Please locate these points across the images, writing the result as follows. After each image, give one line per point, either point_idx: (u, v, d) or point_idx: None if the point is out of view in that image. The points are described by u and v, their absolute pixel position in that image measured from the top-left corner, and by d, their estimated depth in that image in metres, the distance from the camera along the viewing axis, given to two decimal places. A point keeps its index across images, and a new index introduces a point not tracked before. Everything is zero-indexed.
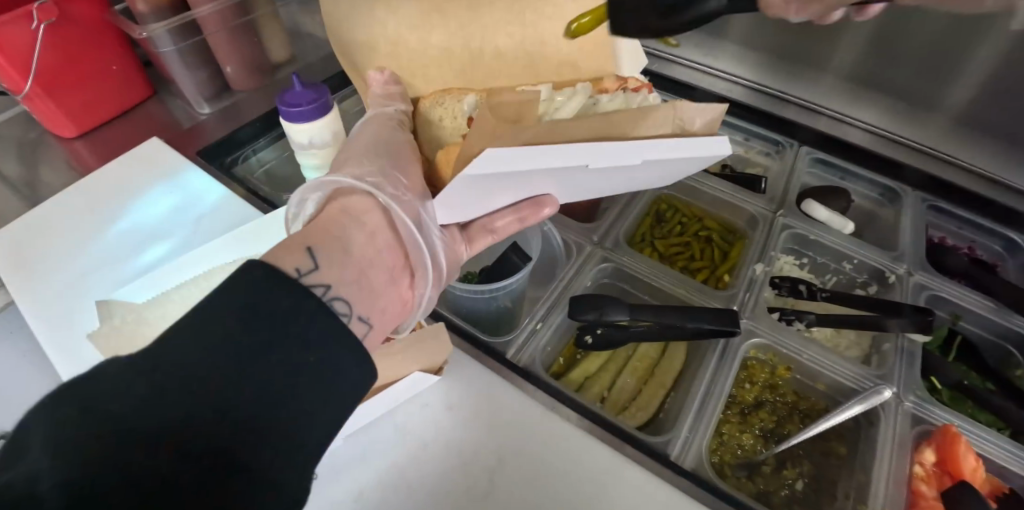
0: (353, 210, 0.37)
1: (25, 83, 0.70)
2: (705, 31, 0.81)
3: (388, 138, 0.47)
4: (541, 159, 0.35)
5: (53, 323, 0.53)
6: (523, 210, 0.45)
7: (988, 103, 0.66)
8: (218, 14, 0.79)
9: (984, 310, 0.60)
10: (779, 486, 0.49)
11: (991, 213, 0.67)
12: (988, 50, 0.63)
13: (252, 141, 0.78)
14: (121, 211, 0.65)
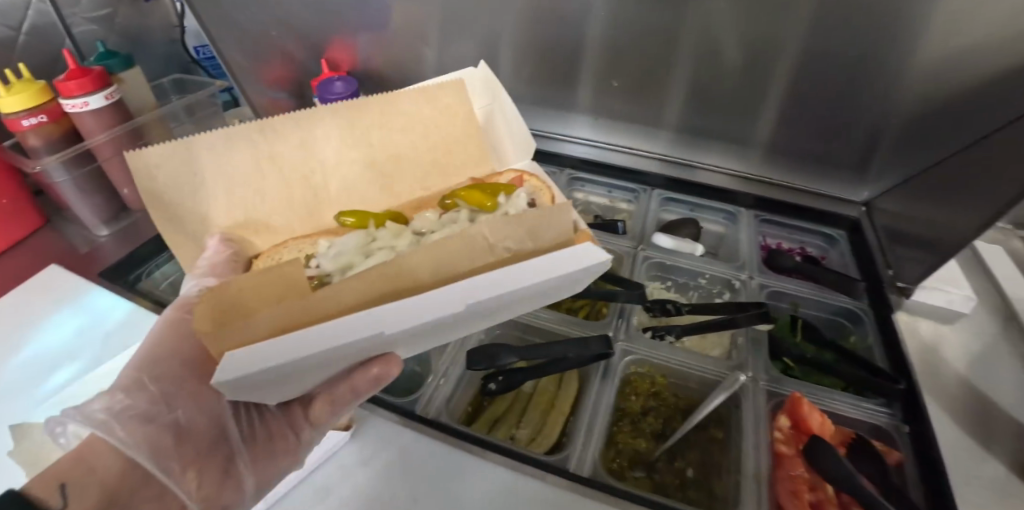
0: (103, 446, 0.42)
1: None
2: (558, 109, 0.96)
3: (180, 357, 0.50)
4: (328, 339, 0.38)
5: None
6: (356, 383, 0.45)
7: (786, 133, 0.84)
8: (113, 141, 0.85)
9: (816, 294, 0.75)
10: (674, 477, 0.55)
11: (810, 217, 0.88)
12: (775, 88, 0.80)
13: (154, 256, 0.81)
14: (21, 343, 0.65)
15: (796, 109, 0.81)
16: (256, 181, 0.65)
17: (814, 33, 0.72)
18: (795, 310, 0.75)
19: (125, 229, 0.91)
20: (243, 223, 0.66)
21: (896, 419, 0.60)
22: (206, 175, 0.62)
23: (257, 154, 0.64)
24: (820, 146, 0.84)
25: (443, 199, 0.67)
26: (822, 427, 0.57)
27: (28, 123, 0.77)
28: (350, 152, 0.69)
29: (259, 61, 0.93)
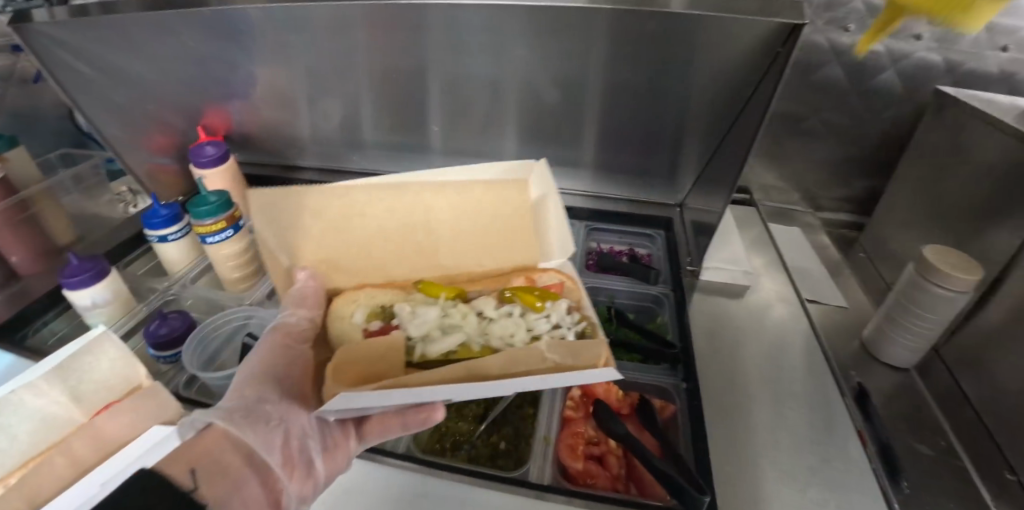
0: (228, 436, 0.49)
1: None
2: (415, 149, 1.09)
3: (285, 362, 0.59)
4: (392, 395, 0.47)
5: None
6: (409, 419, 0.55)
7: (604, 156, 1.00)
8: (1, 214, 0.93)
9: (623, 286, 0.91)
10: (489, 450, 0.66)
11: (633, 221, 1.05)
12: (588, 127, 0.95)
13: (40, 314, 0.88)
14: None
15: (614, 134, 0.95)
16: (344, 225, 0.69)
17: (612, 74, 0.84)
18: (611, 301, 0.91)
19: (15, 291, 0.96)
20: (324, 259, 0.70)
21: (677, 379, 0.73)
22: (291, 219, 0.68)
23: (345, 206, 0.69)
24: (637, 162, 0.99)
25: (504, 291, 0.67)
26: (609, 394, 0.72)
27: None
28: (383, 200, 0.70)
29: (140, 133, 1.08)
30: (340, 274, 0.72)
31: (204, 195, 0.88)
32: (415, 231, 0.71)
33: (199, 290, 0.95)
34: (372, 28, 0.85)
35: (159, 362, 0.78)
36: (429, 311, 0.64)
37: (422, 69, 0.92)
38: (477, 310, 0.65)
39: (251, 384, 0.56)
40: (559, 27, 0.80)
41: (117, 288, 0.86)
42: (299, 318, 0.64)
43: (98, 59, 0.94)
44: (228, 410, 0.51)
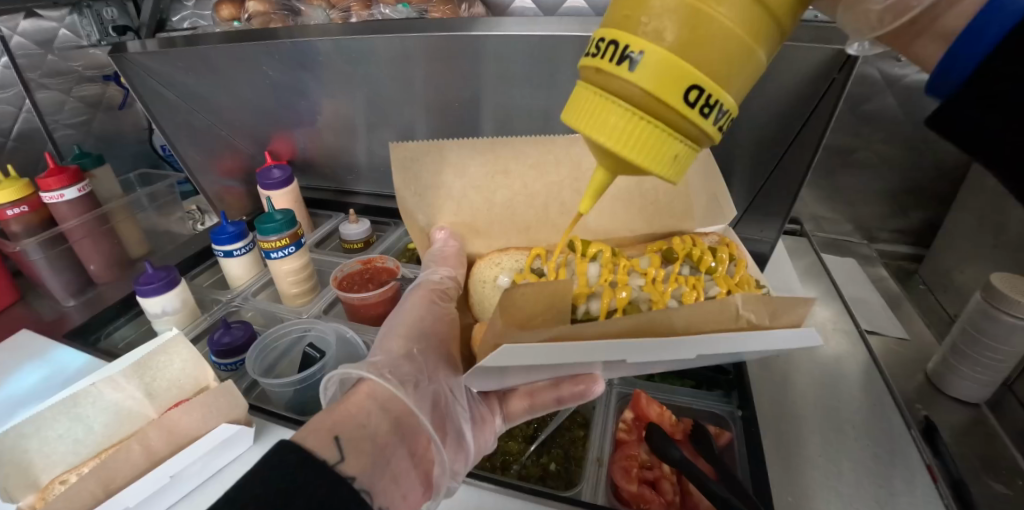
0: (380, 394, 0.50)
1: None
2: None
3: (433, 313, 0.64)
4: (566, 355, 0.46)
5: None
6: (564, 393, 0.56)
7: None
8: (84, 225, 1.01)
9: None
10: (538, 471, 0.65)
11: None
12: None
13: (112, 320, 0.94)
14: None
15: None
16: (488, 186, 0.73)
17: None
18: None
19: (89, 299, 1.04)
20: (465, 221, 0.78)
21: (732, 406, 0.69)
22: (433, 179, 0.72)
23: (489, 166, 0.72)
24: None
25: (670, 250, 0.70)
26: (664, 418, 0.67)
27: (11, 213, 0.94)
28: (527, 166, 0.72)
29: (212, 156, 1.17)
30: (480, 241, 0.79)
31: (271, 214, 0.93)
32: (557, 201, 0.75)
33: (259, 304, 1.00)
34: (433, 61, 0.90)
35: (220, 369, 0.82)
36: (593, 271, 0.66)
37: (476, 103, 0.97)
38: (630, 274, 0.66)
39: (400, 339, 0.58)
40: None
41: (184, 297, 0.92)
42: (442, 277, 0.71)
43: (179, 86, 1.03)
44: (380, 366, 0.53)
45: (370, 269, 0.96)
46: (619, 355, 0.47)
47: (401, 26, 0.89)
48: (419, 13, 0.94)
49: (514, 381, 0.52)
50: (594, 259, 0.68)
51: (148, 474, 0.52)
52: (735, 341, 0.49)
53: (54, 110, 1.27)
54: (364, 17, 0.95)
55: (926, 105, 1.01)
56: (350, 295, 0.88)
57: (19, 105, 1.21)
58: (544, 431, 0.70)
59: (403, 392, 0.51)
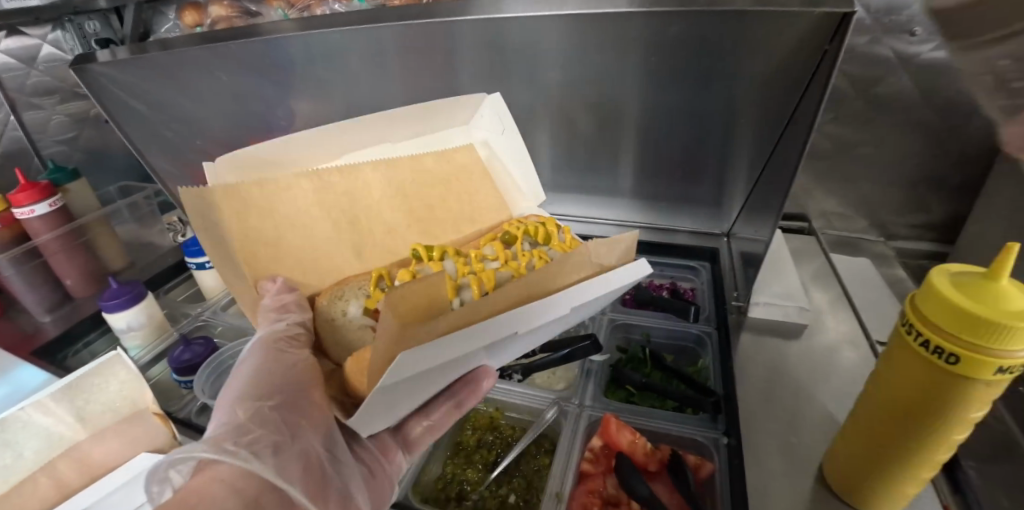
0: (226, 477, 0.38)
1: None
2: None
3: (279, 364, 0.52)
4: (460, 345, 0.40)
5: None
6: (461, 396, 0.53)
7: (643, 182, 0.96)
8: (57, 239, 1.00)
9: (668, 324, 0.80)
10: (496, 503, 0.60)
11: (675, 252, 1.00)
12: (620, 149, 0.91)
13: (84, 335, 0.93)
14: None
15: (656, 148, 0.89)
16: (304, 218, 0.61)
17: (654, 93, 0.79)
18: (646, 340, 0.81)
19: (67, 312, 1.04)
20: (292, 266, 0.63)
21: (717, 431, 0.61)
22: (233, 220, 0.56)
23: (299, 195, 0.61)
24: (679, 189, 0.94)
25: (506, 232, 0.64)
26: (636, 445, 0.60)
27: None
28: (338, 172, 0.63)
29: (189, 167, 1.13)
30: (317, 277, 0.65)
31: None
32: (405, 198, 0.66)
33: (227, 318, 0.96)
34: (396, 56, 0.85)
35: (182, 387, 0.80)
36: (450, 268, 0.59)
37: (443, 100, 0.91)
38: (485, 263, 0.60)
39: (246, 402, 0.46)
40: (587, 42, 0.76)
41: (151, 312, 0.90)
42: (291, 323, 0.58)
43: (141, 94, 0.99)
44: (220, 437, 0.40)
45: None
46: (507, 329, 0.43)
47: (356, 22, 0.83)
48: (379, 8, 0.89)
49: (404, 406, 0.45)
50: (452, 254, 0.61)
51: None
52: (591, 290, 0.48)
53: None
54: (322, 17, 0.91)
55: (945, 84, 0.90)
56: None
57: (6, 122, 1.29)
58: (506, 458, 0.64)
59: (253, 459, 0.39)
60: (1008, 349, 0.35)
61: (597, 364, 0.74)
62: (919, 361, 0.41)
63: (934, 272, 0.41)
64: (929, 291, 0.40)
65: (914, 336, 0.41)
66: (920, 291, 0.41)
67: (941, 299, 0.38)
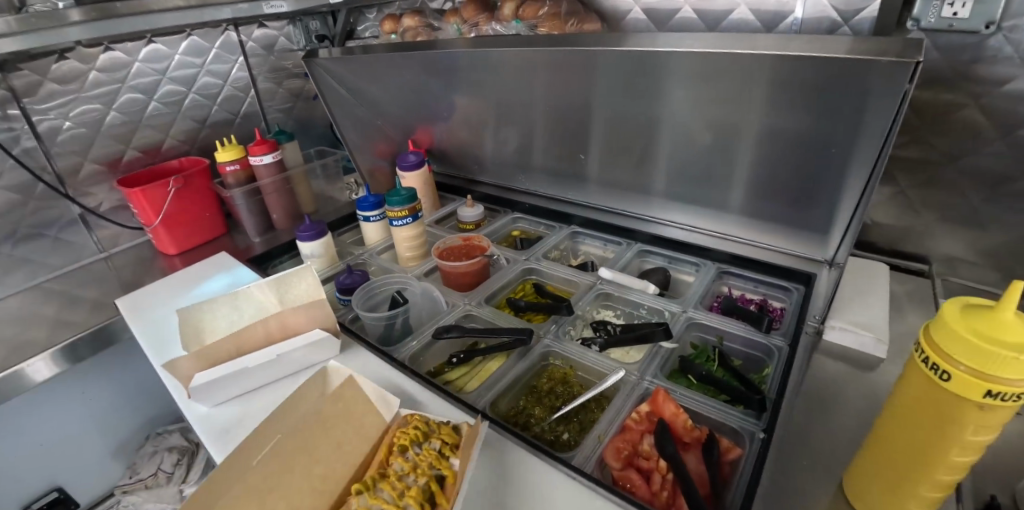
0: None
1: (155, 218, 1.36)
2: (570, 179, 1.31)
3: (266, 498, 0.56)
4: None
5: (161, 347, 0.99)
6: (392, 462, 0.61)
7: (756, 200, 1.02)
8: (272, 183, 1.37)
9: (740, 332, 0.88)
10: (552, 436, 0.74)
11: (773, 273, 1.04)
12: (741, 168, 0.99)
13: (280, 256, 1.29)
14: (194, 286, 1.18)
15: (765, 169, 0.96)
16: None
17: (776, 119, 0.87)
18: (719, 342, 0.90)
19: (269, 239, 1.41)
20: None
21: (757, 427, 0.68)
22: None
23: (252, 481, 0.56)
24: (790, 213, 1.00)
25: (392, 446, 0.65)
26: (677, 419, 0.69)
27: (230, 168, 1.33)
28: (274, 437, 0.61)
29: (370, 141, 1.50)
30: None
31: (398, 190, 1.16)
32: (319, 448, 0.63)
33: (380, 261, 1.22)
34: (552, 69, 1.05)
35: (342, 303, 1.04)
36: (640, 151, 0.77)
37: (588, 109, 1.12)
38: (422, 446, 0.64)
39: None
40: (718, 70, 0.86)
41: (327, 247, 1.19)
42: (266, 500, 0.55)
43: (349, 84, 1.35)
44: None
45: (468, 245, 1.12)
46: None
47: (519, 37, 1.06)
48: (530, 27, 1.10)
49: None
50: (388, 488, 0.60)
51: (266, 349, 0.82)
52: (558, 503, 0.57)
53: (270, 99, 1.76)
54: (482, 32, 1.15)
55: None
56: (445, 262, 1.03)
57: (247, 93, 1.71)
58: (565, 403, 0.78)
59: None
60: (1009, 377, 0.39)
61: (666, 350, 0.84)
62: (923, 379, 0.46)
63: (951, 303, 0.46)
64: (939, 317, 0.45)
65: (922, 357, 0.46)
66: (933, 319, 0.46)
67: (951, 327, 0.43)
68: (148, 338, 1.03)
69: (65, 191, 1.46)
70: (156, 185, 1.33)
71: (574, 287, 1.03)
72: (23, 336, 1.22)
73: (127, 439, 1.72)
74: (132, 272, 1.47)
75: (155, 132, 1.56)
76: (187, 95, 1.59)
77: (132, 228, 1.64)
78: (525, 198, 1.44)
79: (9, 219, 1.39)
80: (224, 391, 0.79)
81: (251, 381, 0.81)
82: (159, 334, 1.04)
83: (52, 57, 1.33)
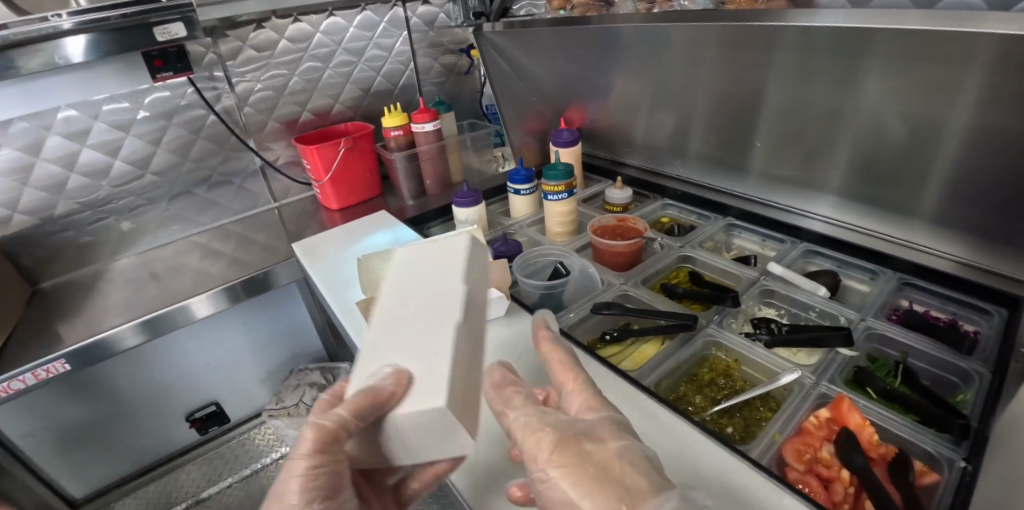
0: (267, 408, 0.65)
1: (325, 175, 1.55)
2: (733, 172, 1.34)
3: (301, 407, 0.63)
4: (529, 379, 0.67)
5: (332, 287, 1.11)
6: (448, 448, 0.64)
7: (953, 206, 0.95)
8: (430, 151, 1.50)
9: (926, 348, 0.82)
10: (715, 428, 0.75)
11: (970, 293, 0.95)
12: (938, 169, 0.93)
13: (431, 220, 1.42)
14: (358, 239, 1.30)
15: (969, 171, 0.89)
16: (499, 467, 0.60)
17: (988, 118, 0.81)
18: (902, 358, 0.84)
19: (420, 202, 1.54)
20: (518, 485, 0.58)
21: (957, 455, 0.63)
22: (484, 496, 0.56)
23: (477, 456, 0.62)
24: (998, 226, 0.90)
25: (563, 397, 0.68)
26: (863, 431, 0.66)
27: (395, 133, 1.47)
28: None
29: (522, 115, 1.69)
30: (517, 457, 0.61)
31: (556, 165, 1.24)
32: None
33: (530, 233, 1.32)
34: (722, 47, 1.09)
35: None
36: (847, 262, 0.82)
37: (761, 94, 1.13)
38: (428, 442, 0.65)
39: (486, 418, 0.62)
40: (919, 55, 0.82)
41: (479, 215, 1.28)
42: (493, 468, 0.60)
43: (512, 58, 1.56)
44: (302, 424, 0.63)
45: (623, 226, 1.15)
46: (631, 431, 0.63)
47: (696, 16, 1.09)
48: (716, 5, 1.13)
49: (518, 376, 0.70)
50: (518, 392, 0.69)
51: None
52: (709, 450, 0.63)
53: (426, 72, 1.93)
54: (663, 8, 1.21)
55: None
56: (602, 240, 1.10)
57: (408, 66, 1.88)
58: (730, 402, 0.78)
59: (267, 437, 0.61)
60: None
61: (843, 358, 0.81)
62: None
63: None
64: None
65: None
66: None
67: None
68: (323, 280, 1.15)
69: (250, 145, 1.70)
70: (331, 144, 1.51)
71: (733, 279, 1.07)
72: (207, 268, 1.48)
73: (274, 368, 2.03)
74: (295, 224, 1.68)
75: (329, 99, 1.77)
76: (356, 65, 1.77)
77: (303, 184, 1.87)
78: (674, 183, 1.52)
79: (206, 165, 1.67)
80: None
81: None
82: (330, 279, 1.13)
83: (252, 26, 1.54)
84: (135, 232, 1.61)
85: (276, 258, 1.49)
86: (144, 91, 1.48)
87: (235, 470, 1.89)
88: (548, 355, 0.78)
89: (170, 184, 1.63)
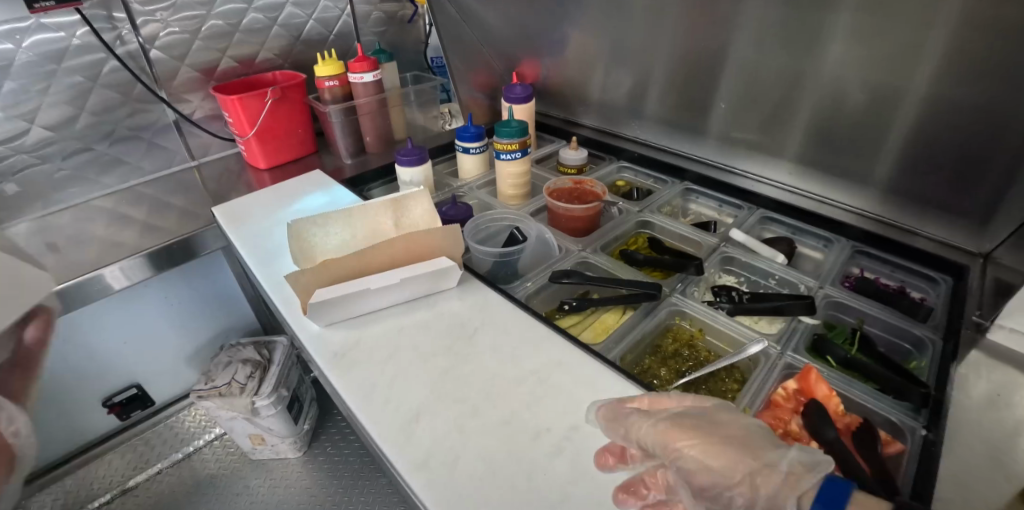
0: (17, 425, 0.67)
1: (250, 130, 1.36)
2: (693, 134, 1.27)
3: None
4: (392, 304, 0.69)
5: (258, 257, 0.96)
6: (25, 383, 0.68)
7: (902, 174, 0.96)
8: (369, 104, 1.35)
9: (881, 314, 0.82)
10: (682, 403, 0.71)
11: (918, 260, 0.95)
12: (891, 136, 0.94)
13: (371, 181, 1.29)
14: (292, 202, 1.14)
15: (918, 144, 0.91)
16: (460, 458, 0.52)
17: (939, 90, 0.84)
18: (859, 325, 0.84)
19: (360, 162, 1.39)
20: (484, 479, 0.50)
21: (917, 424, 0.63)
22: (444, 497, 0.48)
23: (435, 449, 0.53)
24: (942, 194, 0.92)
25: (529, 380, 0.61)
26: (830, 402, 0.63)
27: (329, 83, 1.30)
28: (434, 415, 0.58)
29: (472, 70, 1.54)
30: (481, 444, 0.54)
31: (508, 121, 1.14)
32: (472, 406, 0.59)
33: (480, 196, 1.23)
34: None
35: None
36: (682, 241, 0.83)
37: (726, 52, 1.10)
38: None
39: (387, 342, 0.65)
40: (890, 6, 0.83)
41: (426, 175, 1.17)
42: (456, 464, 0.51)
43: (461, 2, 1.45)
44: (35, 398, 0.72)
45: (579, 189, 1.08)
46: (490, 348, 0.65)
47: None
48: None
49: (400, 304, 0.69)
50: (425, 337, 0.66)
51: (385, 275, 0.73)
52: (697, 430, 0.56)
53: (365, 18, 1.72)
54: None
55: None
56: (557, 203, 1.02)
57: (344, 9, 1.67)
58: (697, 375, 0.74)
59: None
60: None
61: (805, 325, 0.80)
62: None
63: None
64: None
65: None
66: None
67: None
68: (249, 250, 0.99)
69: (161, 95, 1.46)
70: (257, 95, 1.31)
71: (691, 244, 1.01)
72: (116, 236, 1.26)
73: (202, 347, 1.83)
74: (217, 186, 1.48)
75: (252, 43, 1.54)
76: (283, 5, 1.54)
77: (224, 139, 1.64)
78: (629, 145, 1.42)
79: (110, 118, 1.40)
80: (340, 311, 0.72)
81: (370, 304, 0.74)
82: (259, 246, 0.99)
83: None
84: (22, 197, 1.34)
85: (196, 224, 1.30)
86: (25, 27, 1.20)
87: (164, 455, 1.73)
88: (504, 334, 0.70)
89: (65, 141, 1.35)
